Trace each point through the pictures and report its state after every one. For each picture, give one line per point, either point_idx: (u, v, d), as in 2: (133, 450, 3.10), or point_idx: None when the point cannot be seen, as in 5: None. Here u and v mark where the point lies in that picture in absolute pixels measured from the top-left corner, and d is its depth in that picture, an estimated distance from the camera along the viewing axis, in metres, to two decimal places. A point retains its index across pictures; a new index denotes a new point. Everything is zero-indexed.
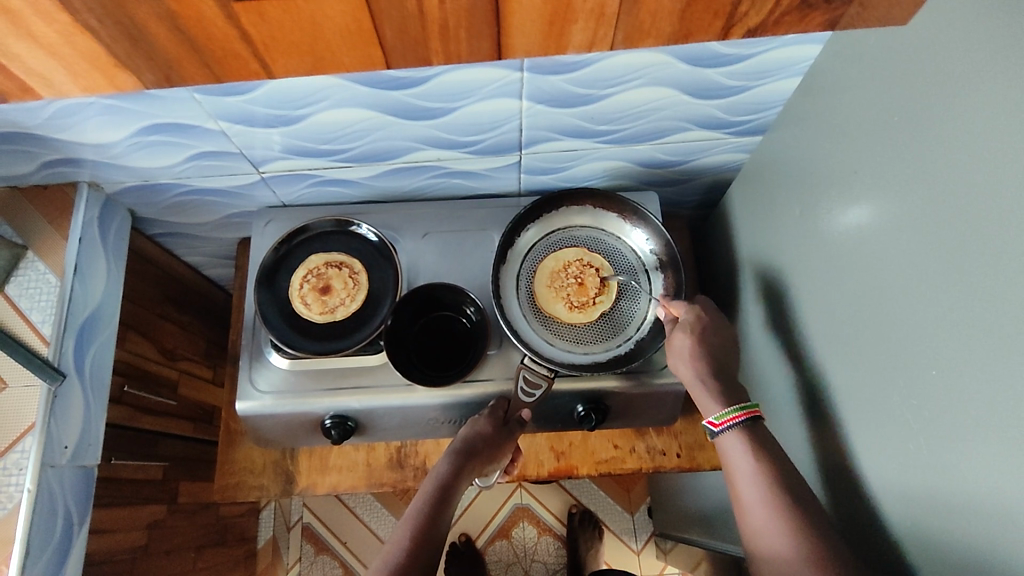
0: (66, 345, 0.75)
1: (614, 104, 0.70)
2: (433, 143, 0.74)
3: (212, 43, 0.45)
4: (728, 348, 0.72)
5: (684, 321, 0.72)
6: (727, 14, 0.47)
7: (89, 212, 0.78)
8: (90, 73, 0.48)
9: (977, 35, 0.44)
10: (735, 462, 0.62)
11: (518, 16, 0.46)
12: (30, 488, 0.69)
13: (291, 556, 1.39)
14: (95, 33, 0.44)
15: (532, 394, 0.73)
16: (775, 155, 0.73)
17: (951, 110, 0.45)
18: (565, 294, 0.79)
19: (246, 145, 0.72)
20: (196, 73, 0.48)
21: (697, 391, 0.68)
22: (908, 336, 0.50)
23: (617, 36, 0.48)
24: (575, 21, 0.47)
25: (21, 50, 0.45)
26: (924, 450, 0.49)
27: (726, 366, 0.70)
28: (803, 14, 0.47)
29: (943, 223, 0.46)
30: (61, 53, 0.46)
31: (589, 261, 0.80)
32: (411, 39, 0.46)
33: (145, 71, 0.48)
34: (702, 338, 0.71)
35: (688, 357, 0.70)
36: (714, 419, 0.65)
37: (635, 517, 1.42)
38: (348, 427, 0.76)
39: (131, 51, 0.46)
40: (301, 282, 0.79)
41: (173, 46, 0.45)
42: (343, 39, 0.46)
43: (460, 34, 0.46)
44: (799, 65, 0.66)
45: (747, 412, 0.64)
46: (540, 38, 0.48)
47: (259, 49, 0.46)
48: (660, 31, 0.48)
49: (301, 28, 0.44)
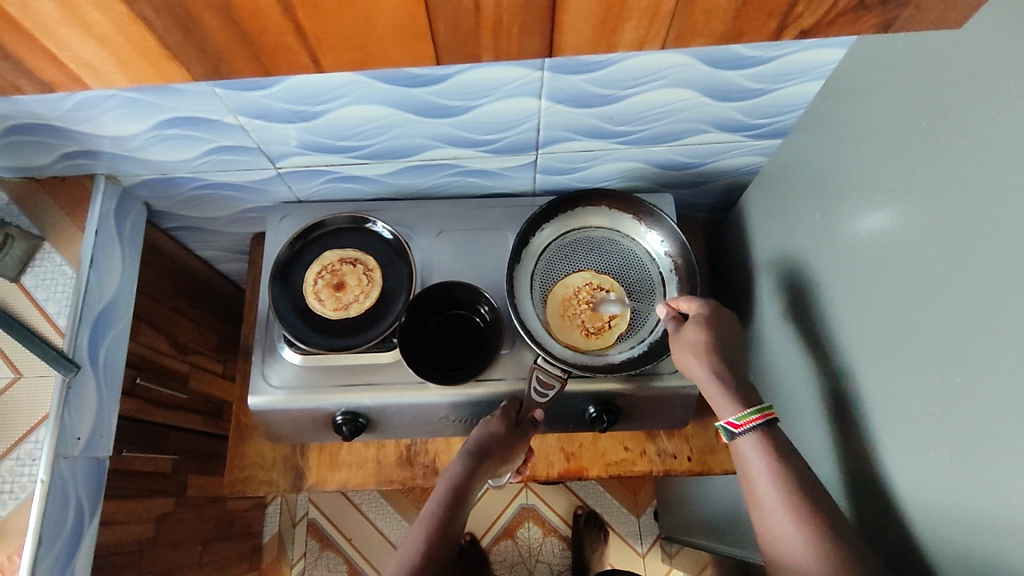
0: (80, 337, 0.75)
1: (633, 105, 0.69)
2: (451, 141, 0.74)
3: (263, 34, 0.46)
4: (740, 344, 0.70)
5: (698, 316, 0.71)
6: (781, 15, 0.48)
7: (105, 204, 0.78)
8: (134, 59, 0.49)
9: (1006, 40, 0.43)
10: (753, 466, 0.60)
11: (572, 14, 0.46)
12: (44, 478, 0.69)
13: (296, 551, 1.39)
14: (147, 22, 0.45)
15: (546, 395, 0.73)
16: (794, 159, 0.73)
17: (979, 114, 0.45)
18: (576, 314, 0.78)
19: (264, 140, 0.72)
20: (244, 65, 0.50)
21: (711, 389, 0.66)
22: (934, 343, 0.49)
23: (670, 34, 0.49)
24: (628, 19, 0.47)
25: (71, 38, 0.46)
26: (950, 457, 0.48)
27: (739, 364, 0.68)
28: (857, 17, 0.49)
29: (969, 229, 0.46)
30: (112, 42, 0.47)
31: (601, 283, 0.79)
32: (464, 34, 0.47)
33: (193, 61, 0.49)
34: (716, 334, 0.69)
35: (701, 351, 0.68)
36: (734, 420, 0.63)
37: (641, 519, 1.41)
38: (359, 424, 0.76)
39: (181, 42, 0.47)
40: (315, 278, 0.80)
41: (224, 39, 0.47)
42: (392, 33, 0.47)
43: (512, 31, 0.47)
44: (821, 68, 0.66)
45: (765, 414, 0.62)
46: (591, 33, 0.49)
47: (312, 42, 0.47)
48: (714, 31, 0.49)
49: (355, 21, 0.45)
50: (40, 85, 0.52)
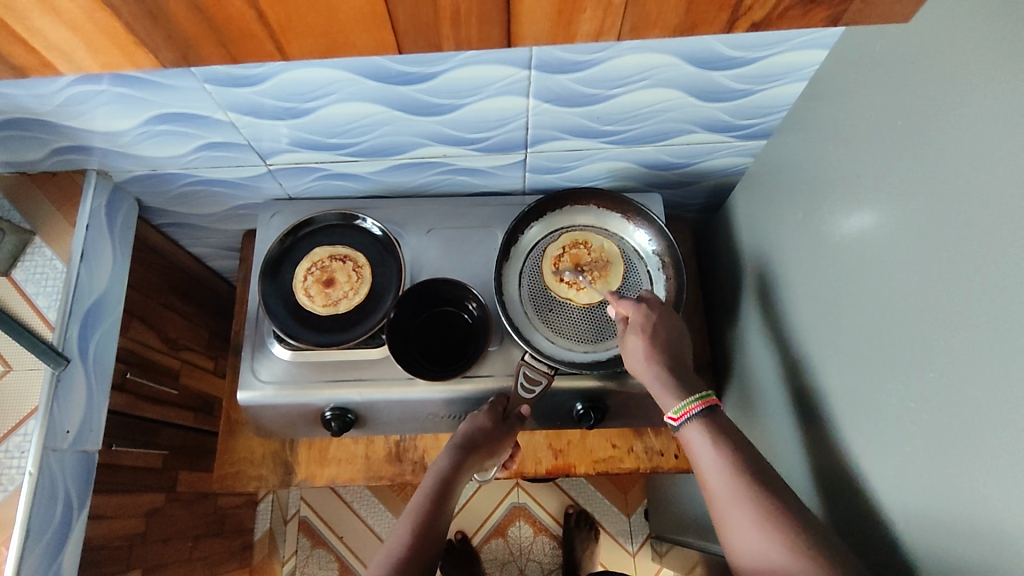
0: (70, 331, 0.75)
1: (619, 104, 0.70)
2: (440, 139, 0.75)
3: (231, 23, 0.47)
4: (679, 335, 0.70)
5: (635, 324, 0.70)
6: (732, 7, 0.49)
7: (97, 199, 0.79)
8: (104, 44, 0.49)
9: (983, 40, 0.44)
10: (701, 457, 0.60)
11: (527, 5, 0.47)
12: (32, 471, 0.69)
13: (288, 548, 1.39)
14: (113, 9, 0.46)
15: (532, 390, 0.74)
16: (778, 159, 0.74)
17: (955, 114, 0.46)
18: (595, 265, 0.79)
19: (254, 136, 0.73)
20: (212, 52, 0.50)
21: (657, 389, 0.66)
22: (910, 341, 0.50)
23: (625, 24, 0.50)
24: (583, 10, 0.48)
25: (43, 24, 0.47)
26: (922, 453, 0.49)
27: (681, 359, 0.68)
28: (806, 10, 0.50)
29: (946, 228, 0.46)
30: (82, 28, 0.47)
31: (555, 260, 0.80)
32: (424, 23, 0.48)
33: (162, 47, 0.50)
34: (654, 338, 0.69)
35: (643, 357, 0.68)
36: (674, 413, 0.64)
37: (632, 518, 1.42)
38: (348, 419, 0.77)
39: (149, 28, 0.48)
40: (305, 275, 0.80)
41: (190, 24, 0.47)
42: (357, 21, 0.48)
43: (471, 20, 0.48)
44: (805, 69, 0.67)
45: (704, 401, 0.63)
46: (549, 25, 0.50)
47: (277, 29, 0.48)
48: (666, 24, 0.50)
49: (317, 8, 0.46)
50: (11, 69, 0.52)
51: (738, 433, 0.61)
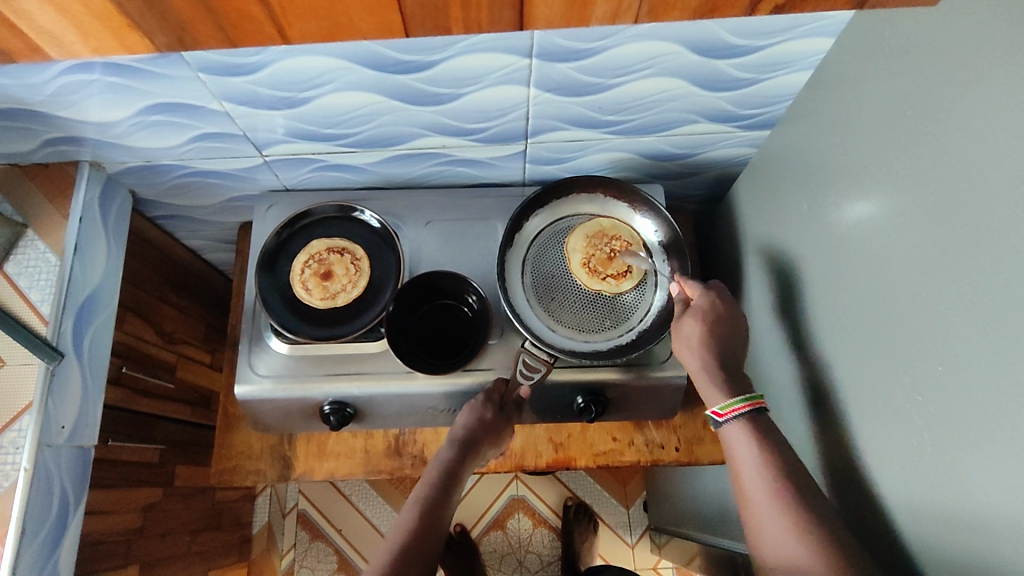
0: (64, 326, 0.74)
1: (622, 93, 0.69)
2: (439, 129, 0.74)
3: (231, 6, 0.46)
4: (737, 332, 0.71)
5: (697, 308, 0.71)
6: None
7: (90, 191, 0.78)
8: (95, 27, 0.48)
9: (992, 27, 0.43)
10: (739, 455, 0.61)
11: None
12: (27, 467, 0.68)
13: (286, 542, 1.39)
14: None
15: (531, 377, 0.73)
16: (783, 150, 0.73)
17: (963, 104, 0.45)
18: (600, 239, 0.79)
19: (250, 127, 0.71)
20: (209, 35, 0.49)
21: (700, 377, 0.68)
22: (917, 332, 0.49)
23: (642, 8, 0.49)
24: None
25: (32, 7, 0.45)
26: (929, 447, 0.49)
27: (733, 355, 0.69)
28: None
29: (953, 218, 0.46)
30: (72, 10, 0.46)
31: (606, 277, 0.77)
32: (432, 5, 0.47)
33: (156, 31, 0.48)
34: (711, 324, 0.69)
35: (696, 343, 0.69)
36: (719, 409, 0.64)
37: (631, 510, 1.42)
38: (347, 413, 0.76)
39: (143, 9, 0.46)
40: (303, 267, 0.79)
41: (186, 7, 0.46)
42: (361, 3, 0.47)
43: (481, 2, 0.47)
44: (811, 58, 0.66)
45: (752, 403, 0.63)
46: (562, 7, 0.49)
47: (277, 11, 0.47)
48: (687, 5, 0.49)
49: None
50: None
51: (765, 438, 0.61)
